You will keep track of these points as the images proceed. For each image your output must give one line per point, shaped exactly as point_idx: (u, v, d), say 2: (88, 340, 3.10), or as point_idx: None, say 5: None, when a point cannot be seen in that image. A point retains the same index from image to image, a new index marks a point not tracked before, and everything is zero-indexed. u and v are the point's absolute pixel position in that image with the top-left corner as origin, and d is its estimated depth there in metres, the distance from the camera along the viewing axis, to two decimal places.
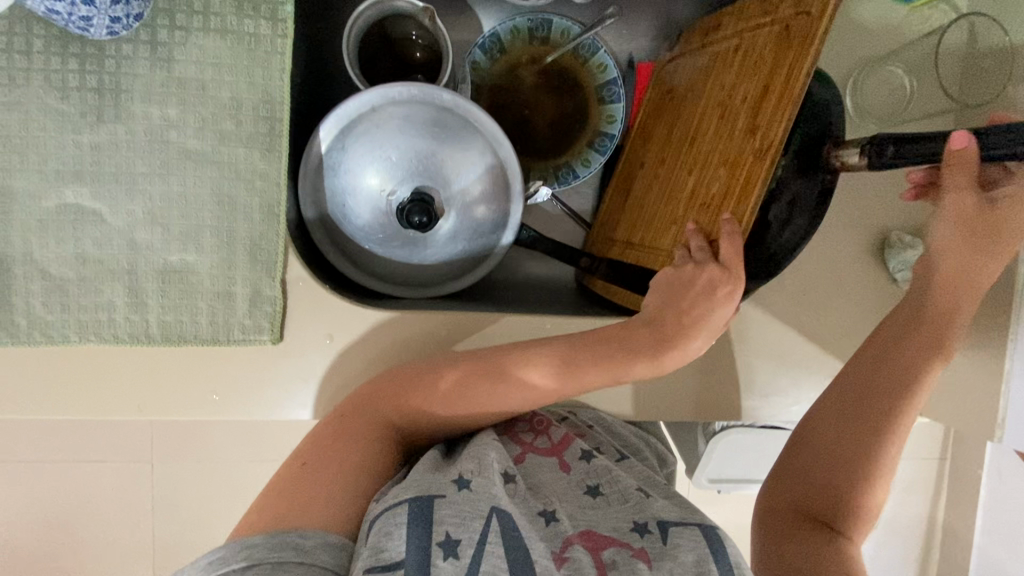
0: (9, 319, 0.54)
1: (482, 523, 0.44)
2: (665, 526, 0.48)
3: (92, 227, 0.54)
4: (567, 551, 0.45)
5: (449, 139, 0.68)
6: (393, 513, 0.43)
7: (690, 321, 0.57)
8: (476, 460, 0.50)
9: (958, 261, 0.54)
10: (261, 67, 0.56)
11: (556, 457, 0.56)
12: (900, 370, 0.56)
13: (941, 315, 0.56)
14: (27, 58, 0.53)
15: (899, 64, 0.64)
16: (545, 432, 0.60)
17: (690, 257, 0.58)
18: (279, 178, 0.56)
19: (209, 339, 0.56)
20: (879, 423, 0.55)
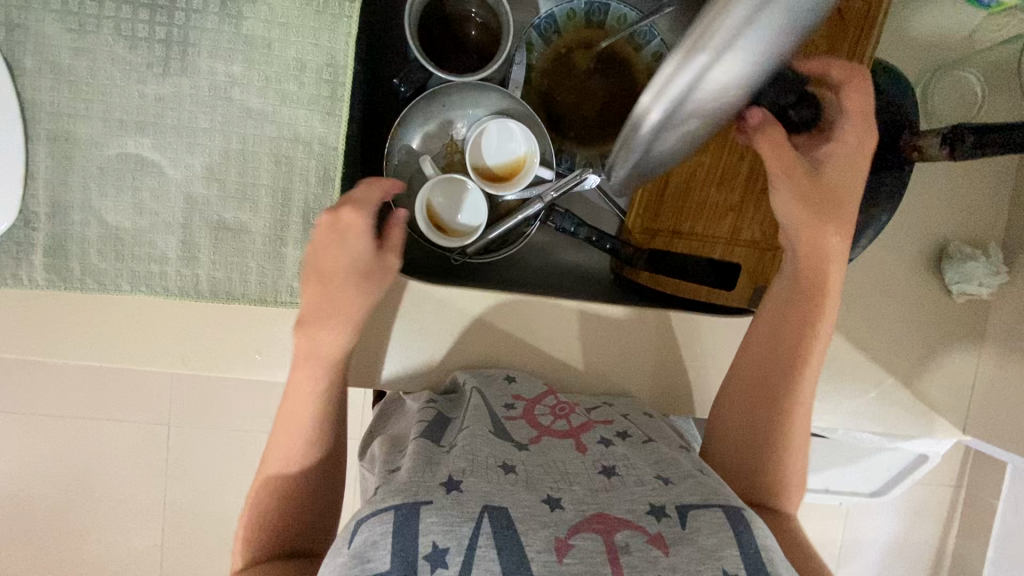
0: (65, 263, 0.55)
1: (470, 527, 0.42)
2: (683, 510, 0.46)
3: (151, 179, 0.54)
4: (572, 537, 0.43)
5: (509, 127, 0.69)
6: (380, 519, 0.42)
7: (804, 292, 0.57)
8: (468, 457, 0.49)
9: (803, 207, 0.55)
10: (328, 30, 0.55)
11: (572, 441, 0.55)
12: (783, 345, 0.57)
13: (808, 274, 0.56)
14: (97, 4, 0.53)
15: (973, 70, 0.62)
16: (563, 416, 0.59)
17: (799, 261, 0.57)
18: (337, 143, 0.56)
19: (257, 298, 0.57)
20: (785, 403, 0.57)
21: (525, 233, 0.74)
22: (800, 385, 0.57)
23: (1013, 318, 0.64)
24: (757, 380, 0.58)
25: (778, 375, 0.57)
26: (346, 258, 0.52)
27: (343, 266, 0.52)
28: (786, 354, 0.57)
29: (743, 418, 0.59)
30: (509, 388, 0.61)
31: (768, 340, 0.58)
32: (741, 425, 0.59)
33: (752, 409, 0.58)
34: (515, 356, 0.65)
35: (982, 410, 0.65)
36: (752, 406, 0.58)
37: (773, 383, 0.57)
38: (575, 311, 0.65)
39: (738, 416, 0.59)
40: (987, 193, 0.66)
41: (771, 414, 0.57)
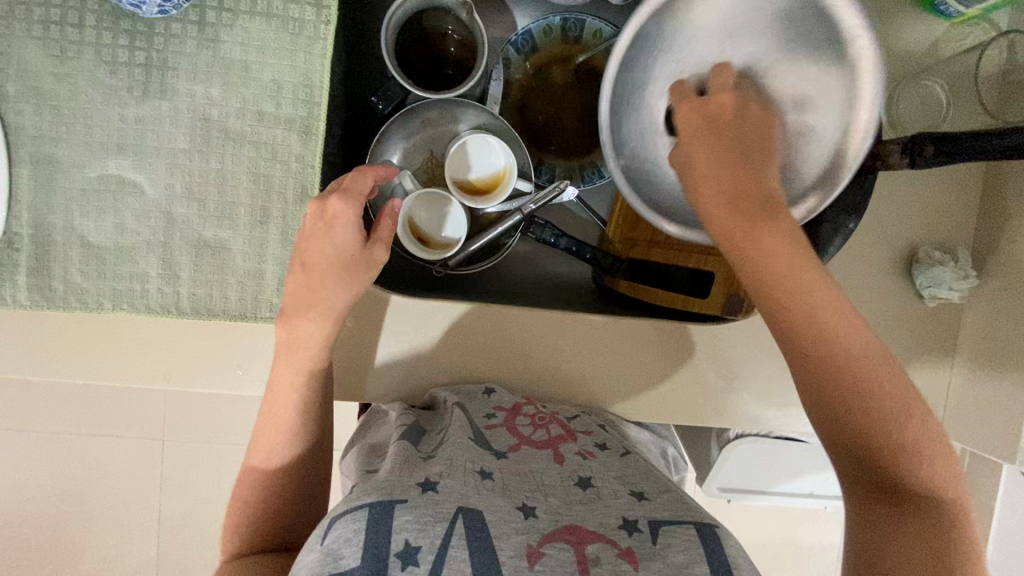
0: (47, 282, 0.56)
1: (444, 527, 0.43)
2: (656, 526, 0.47)
3: (132, 199, 0.56)
4: (544, 545, 0.43)
5: (486, 143, 0.71)
6: (352, 518, 0.44)
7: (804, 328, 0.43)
8: (447, 462, 0.50)
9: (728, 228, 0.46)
10: (304, 52, 0.56)
11: (550, 450, 0.56)
12: (825, 368, 0.43)
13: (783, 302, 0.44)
14: (79, 32, 0.54)
15: (938, 78, 0.64)
16: (544, 425, 0.59)
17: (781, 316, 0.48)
18: (315, 161, 0.58)
19: (238, 314, 0.58)
20: (848, 420, 0.42)
21: (507, 244, 0.76)
22: (906, 460, 0.43)
23: (986, 320, 0.64)
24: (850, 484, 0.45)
25: (870, 467, 0.43)
26: (330, 245, 0.53)
27: (327, 252, 0.53)
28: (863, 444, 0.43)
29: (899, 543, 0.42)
30: (489, 400, 0.62)
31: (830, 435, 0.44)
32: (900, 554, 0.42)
33: (893, 526, 0.42)
34: (495, 366, 0.66)
35: (957, 412, 0.66)
36: (884, 521, 0.43)
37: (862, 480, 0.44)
38: (554, 321, 0.66)
39: (887, 542, 0.42)
40: (956, 198, 0.67)
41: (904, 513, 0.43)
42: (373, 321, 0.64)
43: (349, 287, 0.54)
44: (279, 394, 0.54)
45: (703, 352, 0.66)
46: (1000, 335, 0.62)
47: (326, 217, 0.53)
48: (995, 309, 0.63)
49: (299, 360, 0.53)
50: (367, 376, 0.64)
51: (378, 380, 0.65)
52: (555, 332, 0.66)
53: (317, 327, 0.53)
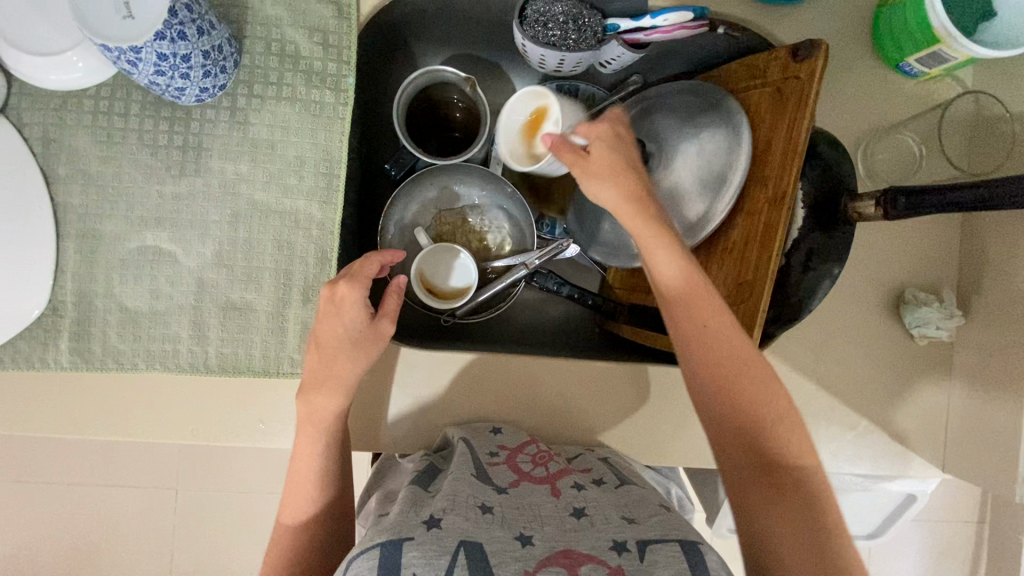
0: (87, 346, 0.60)
1: (447, 559, 0.45)
2: (644, 545, 0.49)
3: (167, 267, 0.61)
4: (539, 570, 0.45)
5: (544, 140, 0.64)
6: (366, 557, 0.46)
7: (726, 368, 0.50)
8: (449, 497, 0.53)
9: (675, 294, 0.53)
10: (324, 130, 0.62)
11: (549, 485, 0.59)
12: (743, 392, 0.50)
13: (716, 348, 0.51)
14: (124, 119, 0.60)
15: (909, 132, 0.68)
16: (543, 463, 0.62)
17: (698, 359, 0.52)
18: (334, 227, 0.63)
19: (261, 370, 0.61)
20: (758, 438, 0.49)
21: (512, 294, 0.81)
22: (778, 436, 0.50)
23: (976, 359, 0.67)
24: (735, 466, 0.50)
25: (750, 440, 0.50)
26: (341, 324, 0.57)
27: (337, 332, 0.57)
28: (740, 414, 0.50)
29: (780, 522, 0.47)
30: (495, 439, 0.65)
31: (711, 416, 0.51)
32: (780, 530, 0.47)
33: (772, 503, 0.48)
34: (504, 411, 0.69)
35: (958, 448, 0.67)
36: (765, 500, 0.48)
37: (743, 458, 0.50)
38: (559, 367, 0.69)
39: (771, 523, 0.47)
40: (937, 242, 0.71)
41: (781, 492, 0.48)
42: (387, 371, 0.68)
43: (360, 361, 0.57)
44: (302, 462, 0.57)
45: None
46: (990, 372, 0.65)
47: (335, 294, 0.57)
48: (983, 348, 0.66)
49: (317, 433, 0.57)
50: (382, 426, 0.67)
51: (392, 430, 0.68)
52: (561, 377, 0.69)
53: (331, 402, 0.56)
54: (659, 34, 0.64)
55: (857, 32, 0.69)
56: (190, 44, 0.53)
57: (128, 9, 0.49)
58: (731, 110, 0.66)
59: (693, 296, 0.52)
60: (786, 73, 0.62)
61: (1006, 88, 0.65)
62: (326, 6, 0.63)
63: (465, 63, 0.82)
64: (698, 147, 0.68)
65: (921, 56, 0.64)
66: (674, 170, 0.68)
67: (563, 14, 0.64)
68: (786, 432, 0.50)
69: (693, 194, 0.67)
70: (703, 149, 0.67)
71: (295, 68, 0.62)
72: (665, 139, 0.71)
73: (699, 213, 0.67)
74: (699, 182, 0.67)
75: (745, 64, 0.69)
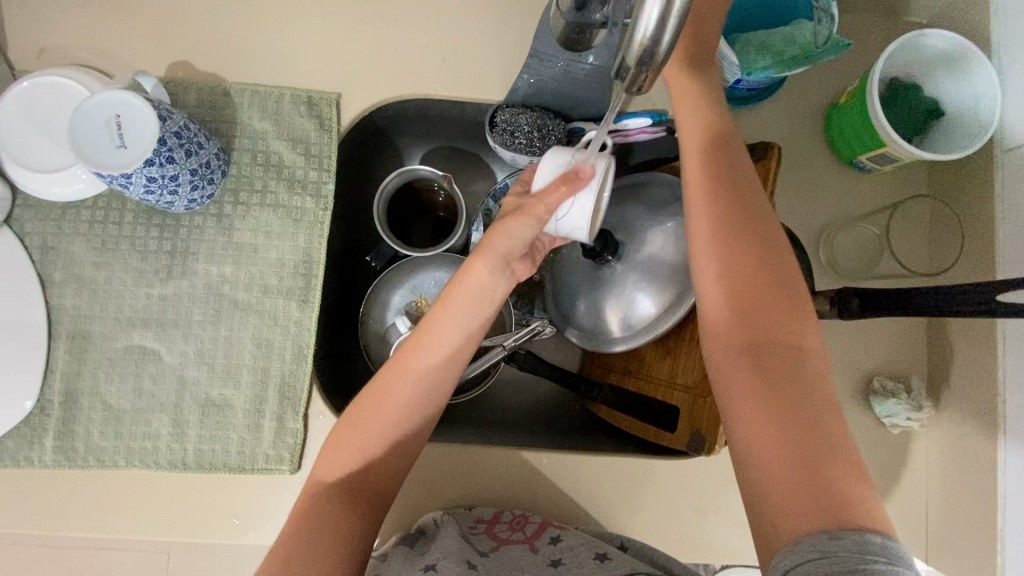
0: (71, 444, 0.62)
1: None
2: None
3: (151, 365, 0.64)
4: None
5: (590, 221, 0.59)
6: None
7: (776, 310, 0.49)
8: (441, 549, 0.57)
9: (734, 235, 0.51)
10: (304, 233, 0.66)
11: (527, 544, 0.61)
12: (788, 333, 0.48)
13: (773, 288, 0.49)
14: (118, 227, 0.65)
15: (868, 225, 0.71)
16: (520, 527, 0.64)
17: (756, 287, 0.49)
18: (311, 325, 0.65)
19: (237, 466, 0.63)
20: (797, 382, 0.46)
21: (492, 374, 0.82)
22: (810, 384, 0.46)
23: (951, 448, 0.67)
24: (744, 399, 0.47)
25: (788, 379, 0.46)
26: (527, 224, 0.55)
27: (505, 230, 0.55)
28: (775, 357, 0.47)
29: (781, 460, 0.43)
30: (470, 514, 0.67)
31: (729, 347, 0.49)
32: (777, 468, 0.43)
33: (776, 436, 0.44)
34: (477, 503, 0.69)
35: (938, 541, 0.66)
36: (775, 435, 0.44)
37: (755, 387, 0.47)
38: (532, 456, 0.70)
39: (769, 461, 0.44)
40: (905, 330, 0.71)
41: (807, 431, 0.44)
42: None
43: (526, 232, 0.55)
44: (395, 391, 0.55)
45: (677, 484, 0.69)
46: (963, 462, 0.65)
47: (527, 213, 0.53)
48: (956, 439, 0.66)
49: (410, 371, 0.55)
50: None
51: None
52: (532, 467, 0.70)
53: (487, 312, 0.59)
54: (621, 137, 0.69)
55: (811, 132, 0.72)
56: (178, 166, 0.58)
57: (121, 139, 0.54)
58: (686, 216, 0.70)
59: (759, 238, 0.50)
60: None
61: (958, 192, 0.68)
62: (308, 120, 0.68)
63: (444, 156, 0.86)
64: (653, 246, 0.70)
65: (871, 155, 0.66)
66: (634, 265, 0.71)
67: (528, 125, 0.68)
68: (810, 366, 0.47)
69: (649, 290, 0.70)
70: (658, 250, 0.70)
71: (278, 177, 0.67)
72: (630, 226, 0.73)
73: (654, 310, 0.69)
74: (654, 279, 0.69)
75: None
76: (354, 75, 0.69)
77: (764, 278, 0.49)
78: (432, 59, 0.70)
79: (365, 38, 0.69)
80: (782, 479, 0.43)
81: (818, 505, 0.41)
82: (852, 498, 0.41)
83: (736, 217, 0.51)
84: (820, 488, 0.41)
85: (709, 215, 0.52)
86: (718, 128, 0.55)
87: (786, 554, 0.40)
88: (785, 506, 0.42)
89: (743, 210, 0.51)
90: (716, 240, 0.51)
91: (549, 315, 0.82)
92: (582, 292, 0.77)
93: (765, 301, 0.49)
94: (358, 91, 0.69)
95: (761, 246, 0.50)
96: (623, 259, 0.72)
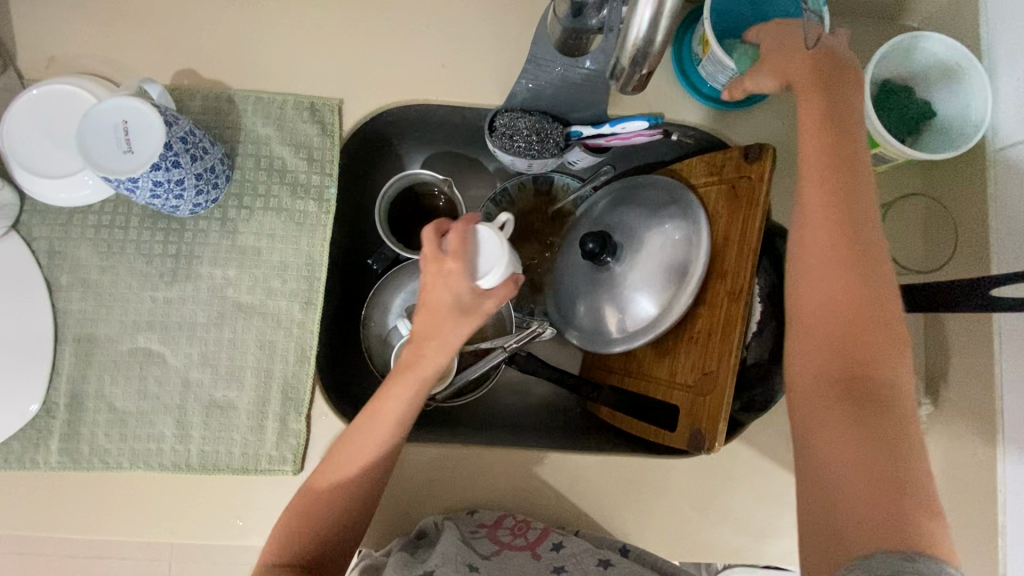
0: (76, 446, 0.63)
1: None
2: None
3: (155, 367, 0.64)
4: None
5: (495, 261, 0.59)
6: None
7: (873, 336, 0.47)
8: (442, 554, 0.57)
9: (840, 252, 0.48)
10: (307, 237, 0.67)
11: (529, 550, 0.62)
12: (883, 363, 0.46)
13: (875, 314, 0.47)
14: (124, 231, 0.66)
15: None
16: (522, 533, 0.64)
17: (864, 312, 0.47)
18: (314, 327, 0.66)
19: (240, 467, 0.63)
20: (881, 410, 0.44)
21: (493, 376, 0.82)
22: (897, 417, 0.44)
23: (950, 444, 0.67)
24: (827, 419, 0.45)
25: (871, 405, 0.44)
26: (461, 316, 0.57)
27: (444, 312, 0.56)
28: (861, 382, 0.45)
29: (856, 479, 0.42)
30: (473, 518, 0.67)
31: (818, 362, 0.47)
32: (853, 486, 0.41)
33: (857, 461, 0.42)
34: (479, 504, 0.70)
35: None
36: (852, 454, 0.42)
37: (839, 409, 0.45)
38: (534, 456, 0.70)
39: (843, 476, 0.42)
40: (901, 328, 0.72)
41: (886, 456, 0.42)
42: None
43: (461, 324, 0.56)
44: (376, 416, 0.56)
45: (677, 483, 0.69)
46: (962, 459, 0.66)
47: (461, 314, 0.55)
48: (954, 436, 0.67)
49: (395, 396, 0.56)
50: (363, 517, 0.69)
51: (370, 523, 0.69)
52: (534, 467, 0.70)
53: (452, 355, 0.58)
54: (618, 140, 0.69)
55: None
56: (183, 170, 0.59)
57: (128, 144, 0.55)
58: (686, 217, 0.69)
59: (869, 267, 0.48)
60: (739, 172, 0.65)
61: (952, 191, 0.69)
62: (311, 125, 0.69)
63: (444, 160, 0.87)
64: (652, 246, 0.71)
65: (865, 156, 0.67)
66: (633, 266, 0.72)
67: (527, 128, 0.70)
68: (900, 400, 0.45)
69: (648, 291, 0.70)
70: (657, 250, 0.70)
71: (282, 181, 0.68)
72: (629, 228, 0.74)
73: (654, 310, 0.70)
74: (653, 279, 0.70)
75: (702, 160, 0.72)
76: (356, 81, 0.70)
77: (868, 303, 0.47)
78: (433, 65, 0.71)
79: (367, 45, 0.70)
80: (852, 498, 0.41)
81: (889, 528, 0.39)
82: (925, 530, 0.39)
83: (847, 246, 0.49)
84: (893, 513, 0.39)
85: (821, 231, 0.50)
86: (841, 143, 0.52)
87: (849, 563, 0.39)
88: (854, 528, 0.40)
89: (858, 236, 0.49)
90: (815, 253, 0.49)
91: (550, 318, 0.83)
92: (582, 294, 0.77)
93: (867, 328, 0.47)
94: (360, 97, 0.70)
95: (875, 273, 0.48)
96: (621, 261, 0.73)
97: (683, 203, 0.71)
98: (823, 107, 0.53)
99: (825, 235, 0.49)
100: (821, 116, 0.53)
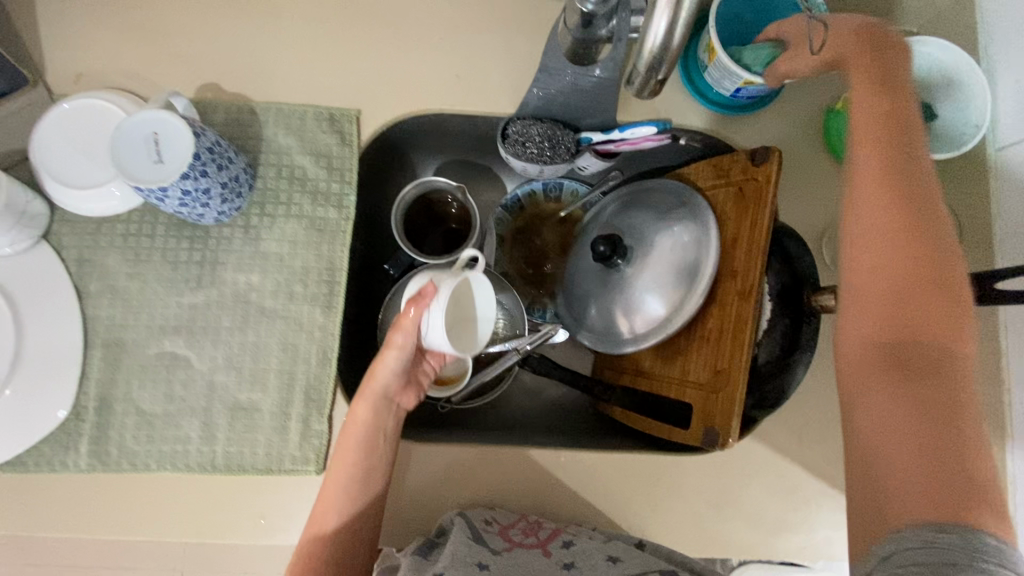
0: (105, 449, 0.64)
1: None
2: None
3: (182, 371, 0.66)
4: None
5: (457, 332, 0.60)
6: None
7: (932, 301, 0.45)
8: (449, 554, 0.57)
9: (895, 215, 0.47)
10: (328, 243, 0.69)
11: (540, 547, 0.62)
12: (938, 328, 0.45)
13: (931, 277, 0.46)
14: (151, 239, 0.68)
15: None
16: (534, 533, 0.65)
17: (920, 276, 0.46)
18: (335, 330, 0.68)
19: (264, 467, 0.65)
20: (936, 377, 0.43)
21: (506, 377, 0.84)
22: (951, 386, 0.43)
23: None
24: (878, 388, 0.44)
25: (925, 371, 0.44)
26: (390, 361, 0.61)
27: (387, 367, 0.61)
28: (915, 349, 0.45)
29: (905, 446, 0.41)
30: (488, 513, 0.68)
31: (871, 327, 0.47)
32: (901, 453, 0.41)
33: (907, 436, 0.42)
34: (497, 502, 0.71)
35: None
36: (903, 422, 0.42)
37: (890, 385, 0.44)
38: (550, 455, 0.72)
39: (893, 444, 0.42)
40: None
41: (938, 424, 0.41)
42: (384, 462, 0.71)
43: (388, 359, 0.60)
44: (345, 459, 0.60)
45: (691, 480, 0.71)
46: None
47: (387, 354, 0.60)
48: None
49: (353, 439, 0.61)
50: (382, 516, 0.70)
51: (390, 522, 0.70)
52: (550, 465, 0.71)
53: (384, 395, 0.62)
54: (627, 145, 0.71)
55: (809, 137, 0.75)
56: (210, 179, 0.61)
57: (159, 154, 0.57)
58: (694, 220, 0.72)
59: (924, 233, 0.47)
60: (746, 174, 0.67)
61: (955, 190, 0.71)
62: (330, 135, 0.71)
63: (456, 168, 0.89)
64: (662, 248, 0.73)
65: None
66: (644, 266, 0.74)
67: (539, 135, 0.72)
68: (955, 368, 0.44)
69: (659, 289, 0.72)
70: (668, 250, 0.72)
71: (303, 190, 0.70)
72: (639, 231, 0.75)
73: (663, 309, 0.71)
74: (664, 279, 0.72)
75: (709, 163, 0.74)
76: (373, 92, 0.73)
77: (921, 267, 0.46)
78: (447, 76, 0.74)
79: (384, 58, 0.73)
80: (902, 466, 0.41)
81: (939, 496, 0.39)
82: (977, 499, 0.39)
83: (904, 210, 0.48)
84: (946, 481, 0.39)
85: (876, 192, 0.49)
86: (898, 109, 0.51)
87: (895, 534, 0.40)
88: (903, 505, 0.40)
89: (914, 199, 0.48)
90: (875, 213, 0.48)
91: (561, 319, 0.84)
92: (593, 294, 0.79)
93: (924, 292, 0.46)
94: (377, 108, 0.73)
95: (932, 237, 0.47)
96: (631, 262, 0.74)
97: (691, 205, 0.73)
98: (885, 72, 0.52)
99: (886, 196, 0.48)
100: (884, 102, 0.51)
